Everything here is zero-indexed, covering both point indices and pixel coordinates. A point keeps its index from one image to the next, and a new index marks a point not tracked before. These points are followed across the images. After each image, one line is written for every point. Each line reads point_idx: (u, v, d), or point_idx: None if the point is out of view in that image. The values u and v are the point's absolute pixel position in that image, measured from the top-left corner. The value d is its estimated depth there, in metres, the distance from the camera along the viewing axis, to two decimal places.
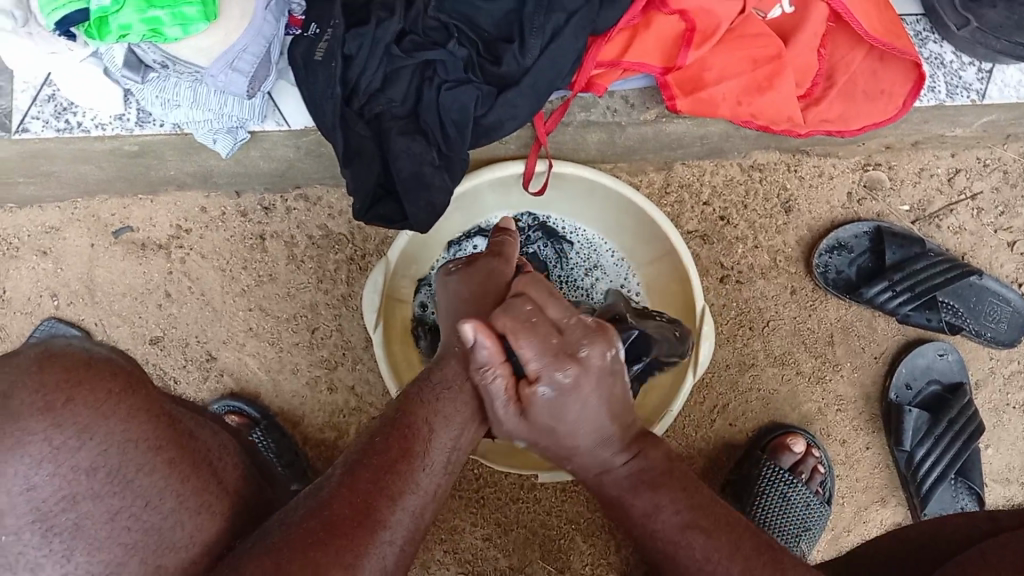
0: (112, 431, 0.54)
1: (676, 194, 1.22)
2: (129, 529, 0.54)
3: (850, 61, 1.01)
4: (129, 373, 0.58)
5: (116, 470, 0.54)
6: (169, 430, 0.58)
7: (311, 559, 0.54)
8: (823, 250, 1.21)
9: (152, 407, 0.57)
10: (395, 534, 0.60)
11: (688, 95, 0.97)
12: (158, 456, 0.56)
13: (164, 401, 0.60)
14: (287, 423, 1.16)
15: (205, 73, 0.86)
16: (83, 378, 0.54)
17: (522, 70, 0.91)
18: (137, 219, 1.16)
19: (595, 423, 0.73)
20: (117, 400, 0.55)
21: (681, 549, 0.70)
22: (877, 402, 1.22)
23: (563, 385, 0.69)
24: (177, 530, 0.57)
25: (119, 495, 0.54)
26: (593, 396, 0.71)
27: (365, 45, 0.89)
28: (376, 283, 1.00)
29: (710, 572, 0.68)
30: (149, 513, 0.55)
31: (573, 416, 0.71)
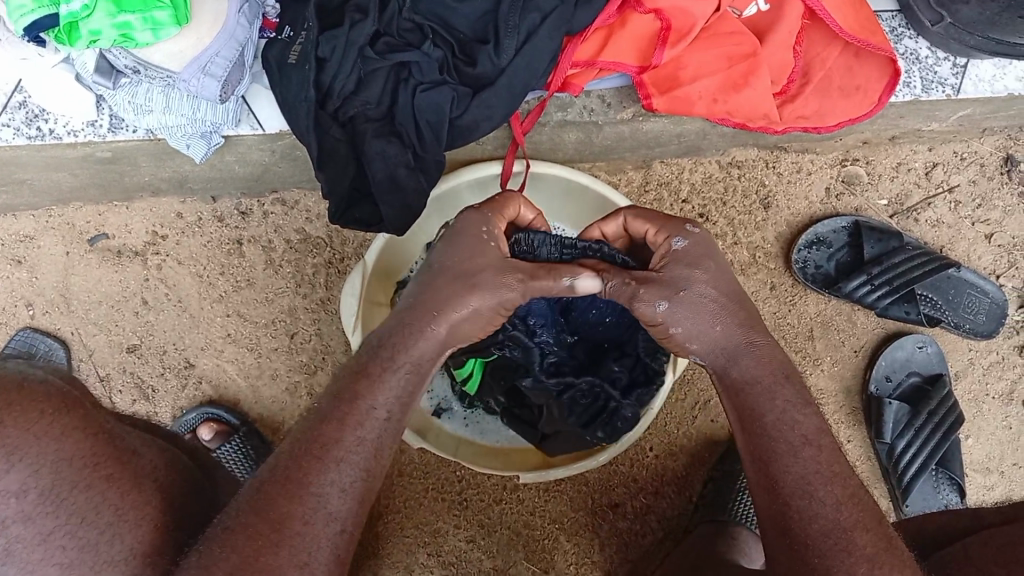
0: (45, 450, 0.54)
1: (656, 192, 1.22)
2: (65, 548, 0.53)
3: (825, 58, 1.02)
4: (67, 394, 0.57)
5: (49, 489, 0.53)
6: (107, 446, 0.58)
7: (261, 565, 0.56)
8: (802, 246, 1.22)
9: (89, 425, 0.57)
10: (344, 521, 0.61)
11: (664, 94, 0.97)
12: (93, 472, 0.56)
13: (104, 419, 0.60)
14: (267, 428, 1.15)
15: (177, 78, 0.85)
16: (14, 401, 0.53)
17: (497, 70, 0.91)
18: (112, 226, 1.14)
19: (721, 286, 0.74)
20: (51, 421, 0.55)
21: (799, 451, 0.67)
22: (857, 395, 1.23)
23: (687, 235, 0.76)
24: (115, 543, 0.55)
25: (52, 514, 0.53)
26: (712, 256, 0.75)
27: (338, 48, 0.88)
28: (359, 289, 1.00)
29: (825, 483, 0.65)
30: (84, 529, 0.54)
31: (710, 259, 0.75)
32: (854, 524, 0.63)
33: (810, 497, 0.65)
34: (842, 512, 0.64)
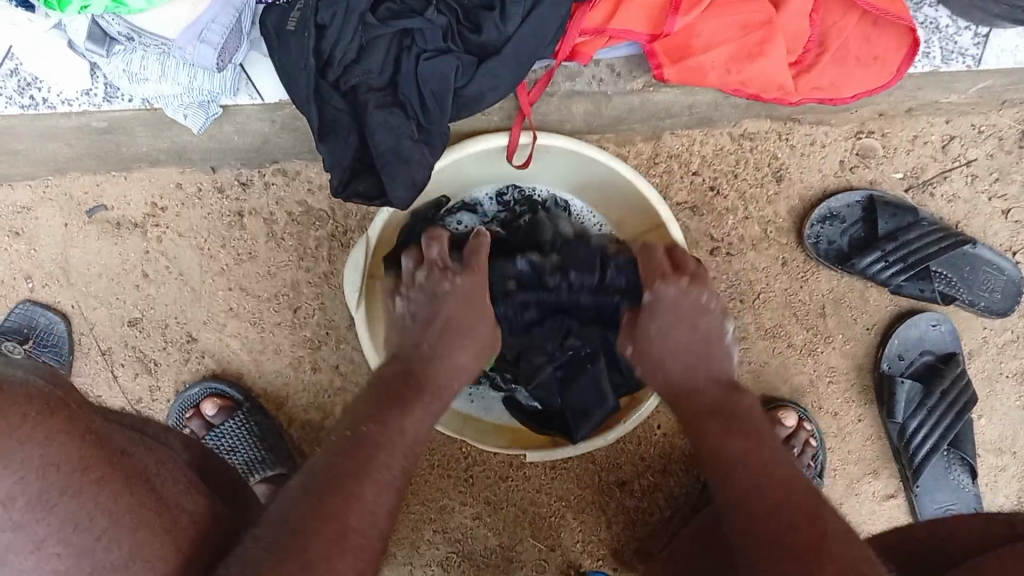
0: (29, 456, 0.52)
1: (665, 164, 1.20)
2: (59, 555, 0.52)
3: (842, 27, 0.98)
4: (50, 396, 0.56)
5: (37, 497, 0.52)
6: (97, 449, 0.57)
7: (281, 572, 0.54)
8: (815, 220, 1.19)
9: (75, 428, 0.56)
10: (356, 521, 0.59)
11: (676, 64, 0.93)
12: (84, 477, 0.54)
13: (92, 420, 0.59)
14: (271, 404, 1.14)
15: (172, 45, 0.82)
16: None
17: (503, 39, 0.88)
18: (110, 197, 1.12)
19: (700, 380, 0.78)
20: (33, 426, 0.53)
21: (733, 473, 0.69)
22: (869, 373, 1.20)
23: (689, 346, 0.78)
24: (111, 550, 0.54)
25: (43, 522, 0.52)
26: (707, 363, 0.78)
27: (339, 14, 0.85)
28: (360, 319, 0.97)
29: (755, 496, 0.66)
30: (79, 536, 0.53)
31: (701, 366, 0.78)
32: (787, 525, 0.61)
33: (747, 511, 0.65)
34: (772, 518, 0.62)
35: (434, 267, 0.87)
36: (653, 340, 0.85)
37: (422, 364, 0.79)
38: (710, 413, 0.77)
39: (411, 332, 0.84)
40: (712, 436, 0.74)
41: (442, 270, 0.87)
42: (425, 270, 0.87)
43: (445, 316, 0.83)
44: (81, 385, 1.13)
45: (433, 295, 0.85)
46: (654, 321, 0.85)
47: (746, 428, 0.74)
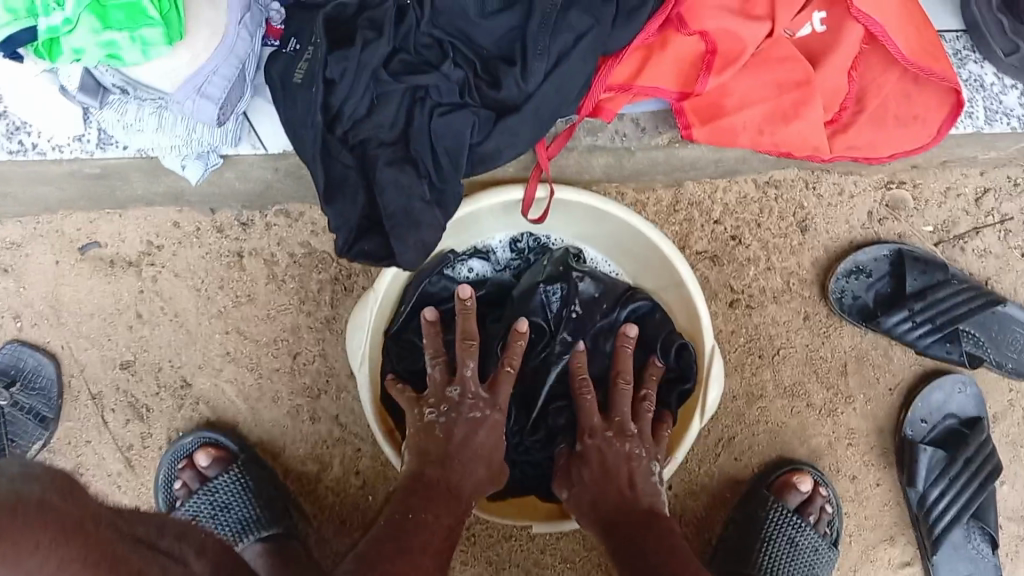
0: None
1: (686, 212, 1.15)
2: None
3: (882, 85, 0.92)
4: (69, 518, 0.48)
5: None
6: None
7: None
8: (841, 273, 1.15)
9: (94, 555, 0.48)
10: None
11: (705, 124, 0.88)
12: None
13: (116, 541, 0.51)
14: (266, 454, 1.09)
15: (169, 99, 0.77)
16: (10, 530, 0.44)
17: (523, 96, 0.83)
18: (103, 234, 1.07)
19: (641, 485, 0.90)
20: (46, 555, 0.45)
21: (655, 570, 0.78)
22: (890, 436, 1.16)
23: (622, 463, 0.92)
24: None
25: None
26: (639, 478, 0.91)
27: (349, 71, 0.78)
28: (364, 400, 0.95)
29: None
30: None
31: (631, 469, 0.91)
32: None
33: None
34: None
35: (463, 396, 0.95)
36: (577, 490, 0.92)
37: (454, 475, 0.88)
38: (635, 542, 0.83)
39: (434, 441, 0.91)
40: (634, 562, 0.81)
41: (474, 402, 0.94)
42: (457, 393, 0.95)
43: (475, 445, 0.91)
44: (68, 431, 1.08)
45: (464, 417, 0.93)
46: (580, 472, 0.93)
47: (666, 546, 0.81)
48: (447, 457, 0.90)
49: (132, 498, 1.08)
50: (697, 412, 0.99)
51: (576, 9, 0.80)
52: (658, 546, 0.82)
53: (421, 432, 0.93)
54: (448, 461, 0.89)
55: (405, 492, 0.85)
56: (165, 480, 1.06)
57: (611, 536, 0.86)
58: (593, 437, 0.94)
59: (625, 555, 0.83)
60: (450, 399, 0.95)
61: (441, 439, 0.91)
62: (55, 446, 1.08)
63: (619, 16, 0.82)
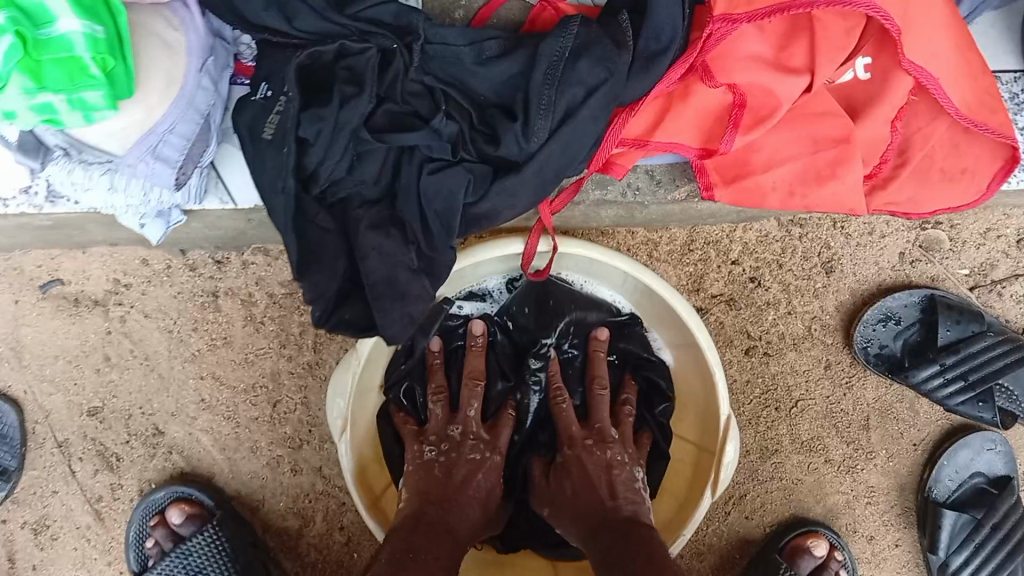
0: None
1: (702, 251, 1.05)
2: None
3: (929, 135, 0.82)
4: None
5: None
6: None
7: None
8: (870, 320, 1.06)
9: None
10: None
11: (729, 184, 0.79)
12: None
13: None
14: (245, 507, 1.02)
15: (119, 162, 0.68)
16: None
17: (524, 155, 0.73)
18: (66, 272, 0.99)
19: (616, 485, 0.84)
20: None
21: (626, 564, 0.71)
22: (911, 494, 1.08)
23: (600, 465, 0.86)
24: None
25: None
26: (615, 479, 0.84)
27: (325, 131, 0.68)
28: (343, 453, 0.86)
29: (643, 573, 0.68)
30: None
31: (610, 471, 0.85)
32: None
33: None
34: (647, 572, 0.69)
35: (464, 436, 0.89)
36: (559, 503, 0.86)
37: (453, 514, 0.79)
38: (619, 547, 0.74)
39: (432, 481, 0.84)
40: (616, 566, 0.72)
41: (474, 443, 0.89)
42: (458, 431, 0.90)
43: (471, 489, 0.84)
44: (33, 480, 1.01)
45: (462, 457, 0.87)
46: (562, 484, 0.87)
47: (648, 551, 0.72)
48: (444, 481, 0.84)
49: (102, 552, 1.01)
50: (709, 482, 0.89)
51: (586, 59, 0.70)
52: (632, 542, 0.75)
53: (420, 468, 0.87)
54: (446, 502, 0.81)
55: (403, 531, 0.75)
56: (136, 536, 1.00)
57: (594, 544, 0.77)
58: (573, 447, 0.89)
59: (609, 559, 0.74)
60: (452, 438, 0.90)
61: (439, 480, 0.84)
62: (19, 496, 1.01)
63: (636, 66, 0.72)
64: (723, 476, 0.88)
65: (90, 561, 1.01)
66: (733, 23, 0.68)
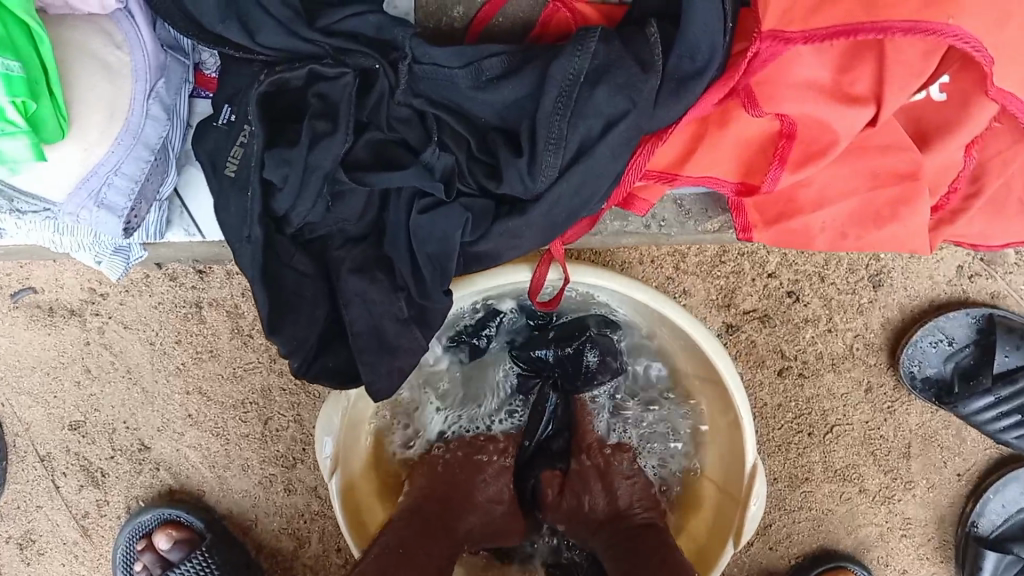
0: None
1: (735, 262, 0.94)
2: None
3: (1009, 160, 0.69)
4: None
5: None
6: None
7: None
8: (922, 341, 0.95)
9: None
10: None
11: (771, 223, 0.68)
12: None
13: None
14: (237, 528, 0.96)
15: (58, 210, 0.59)
16: None
17: (530, 195, 0.62)
18: (39, 280, 0.91)
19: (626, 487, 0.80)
20: None
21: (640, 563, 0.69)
22: (951, 527, 0.99)
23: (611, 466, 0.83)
24: None
25: None
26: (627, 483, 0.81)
27: (294, 177, 0.59)
28: (333, 490, 0.76)
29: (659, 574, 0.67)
30: None
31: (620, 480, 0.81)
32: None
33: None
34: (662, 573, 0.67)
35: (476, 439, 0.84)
36: (578, 519, 0.80)
37: (454, 515, 0.73)
38: (634, 558, 0.70)
39: (435, 476, 0.78)
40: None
41: (484, 444, 0.83)
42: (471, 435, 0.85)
43: (479, 497, 0.77)
44: (17, 494, 0.96)
45: (468, 460, 0.80)
46: (580, 499, 0.80)
47: (664, 557, 0.69)
48: (448, 470, 0.79)
49: (92, 568, 0.98)
50: (731, 533, 0.80)
51: (605, 86, 0.59)
52: (645, 541, 0.73)
53: (424, 466, 0.81)
54: (452, 501, 0.74)
55: (398, 523, 0.68)
56: (124, 557, 0.95)
57: (611, 559, 0.73)
58: (590, 458, 0.84)
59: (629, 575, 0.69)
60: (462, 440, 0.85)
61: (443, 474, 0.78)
62: (3, 509, 0.96)
63: (665, 91, 0.60)
64: (748, 530, 0.78)
65: None
66: (785, 43, 0.56)
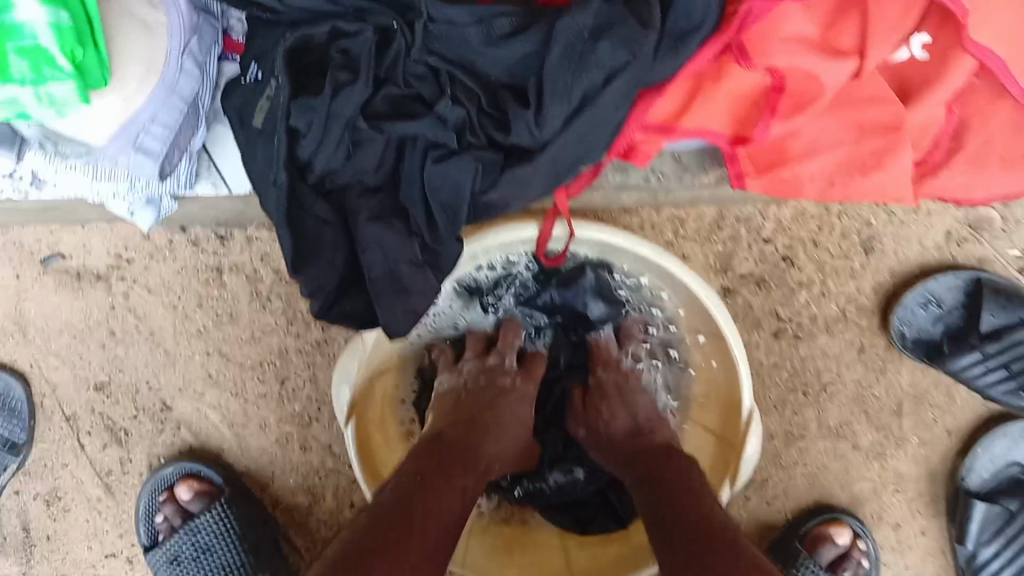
0: None
1: (731, 228, 0.99)
2: None
3: (986, 118, 0.74)
4: None
5: None
6: None
7: None
8: (911, 303, 0.99)
9: None
10: None
11: (762, 174, 0.71)
12: None
13: None
14: (256, 484, 1.00)
15: (99, 153, 0.64)
16: None
17: (537, 144, 0.66)
18: (67, 245, 0.96)
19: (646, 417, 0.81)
20: None
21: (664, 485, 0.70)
22: (942, 483, 1.02)
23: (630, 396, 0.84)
24: None
25: None
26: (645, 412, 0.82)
27: (317, 123, 0.63)
28: (350, 440, 0.82)
29: (683, 495, 0.67)
30: None
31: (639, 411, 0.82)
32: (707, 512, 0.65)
33: (679, 500, 0.67)
34: (685, 495, 0.67)
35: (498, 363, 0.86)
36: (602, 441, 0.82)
37: (478, 439, 0.73)
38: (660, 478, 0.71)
39: (459, 407, 0.78)
40: (657, 515, 0.67)
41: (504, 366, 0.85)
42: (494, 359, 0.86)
43: (506, 417, 0.78)
44: (44, 453, 1.00)
45: (490, 383, 0.82)
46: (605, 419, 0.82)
47: (688, 480, 0.70)
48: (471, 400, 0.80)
49: (114, 524, 1.01)
50: (728, 476, 0.84)
51: (608, 40, 0.63)
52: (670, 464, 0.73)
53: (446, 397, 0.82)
54: (475, 426, 0.75)
55: (419, 452, 0.69)
56: (146, 512, 0.99)
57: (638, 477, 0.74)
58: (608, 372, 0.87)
59: (647, 510, 0.69)
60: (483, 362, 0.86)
61: (463, 402, 0.79)
62: (31, 468, 1.01)
63: (663, 48, 0.64)
64: (745, 471, 0.83)
65: (103, 532, 1.01)
66: None
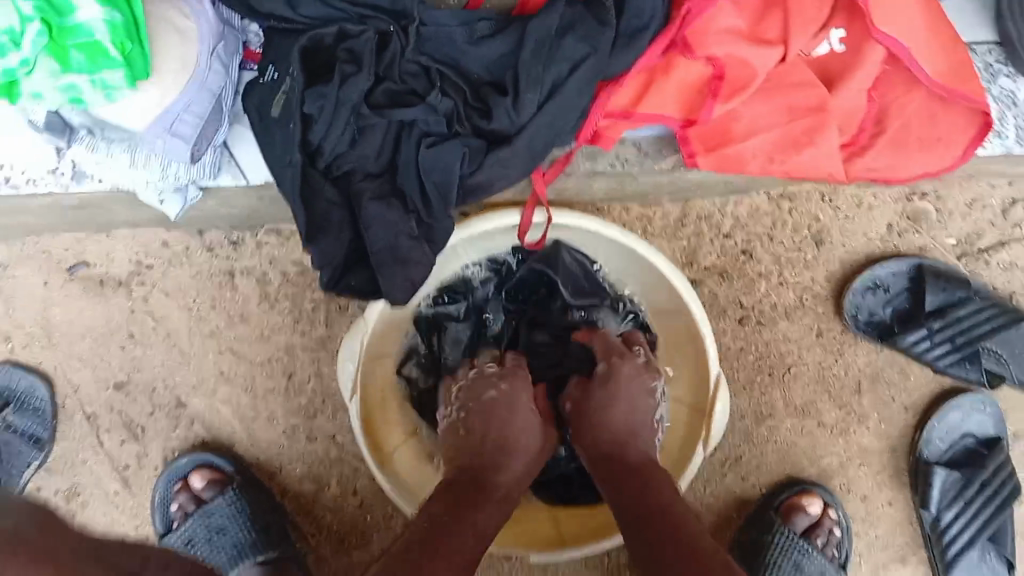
0: None
1: (694, 226, 1.10)
2: None
3: (904, 105, 0.85)
4: None
5: None
6: None
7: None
8: (859, 290, 1.09)
9: None
10: None
11: (711, 152, 0.83)
12: None
13: None
14: (264, 474, 1.07)
15: (139, 138, 0.74)
16: None
17: (516, 127, 0.78)
18: (93, 254, 1.06)
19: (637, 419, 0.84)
20: None
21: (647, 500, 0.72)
22: (903, 455, 1.11)
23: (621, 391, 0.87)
24: None
25: None
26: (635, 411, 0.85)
27: (327, 107, 0.75)
28: (355, 413, 0.89)
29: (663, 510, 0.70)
30: None
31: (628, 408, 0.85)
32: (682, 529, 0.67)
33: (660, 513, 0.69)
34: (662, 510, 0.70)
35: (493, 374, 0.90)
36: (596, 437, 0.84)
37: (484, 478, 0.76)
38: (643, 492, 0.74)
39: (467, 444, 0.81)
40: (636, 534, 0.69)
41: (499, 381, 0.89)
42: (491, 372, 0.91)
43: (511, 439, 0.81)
44: (64, 451, 1.07)
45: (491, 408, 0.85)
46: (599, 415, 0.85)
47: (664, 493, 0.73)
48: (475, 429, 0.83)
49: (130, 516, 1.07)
50: (701, 440, 0.93)
51: (571, 36, 0.76)
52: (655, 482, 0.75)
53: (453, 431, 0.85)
54: (480, 467, 0.78)
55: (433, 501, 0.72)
56: (161, 501, 1.06)
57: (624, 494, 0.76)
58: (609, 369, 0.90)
59: (623, 521, 0.71)
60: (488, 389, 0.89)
61: (471, 439, 0.82)
62: (52, 466, 1.07)
63: (618, 43, 0.77)
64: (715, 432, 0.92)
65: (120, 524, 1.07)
66: None
